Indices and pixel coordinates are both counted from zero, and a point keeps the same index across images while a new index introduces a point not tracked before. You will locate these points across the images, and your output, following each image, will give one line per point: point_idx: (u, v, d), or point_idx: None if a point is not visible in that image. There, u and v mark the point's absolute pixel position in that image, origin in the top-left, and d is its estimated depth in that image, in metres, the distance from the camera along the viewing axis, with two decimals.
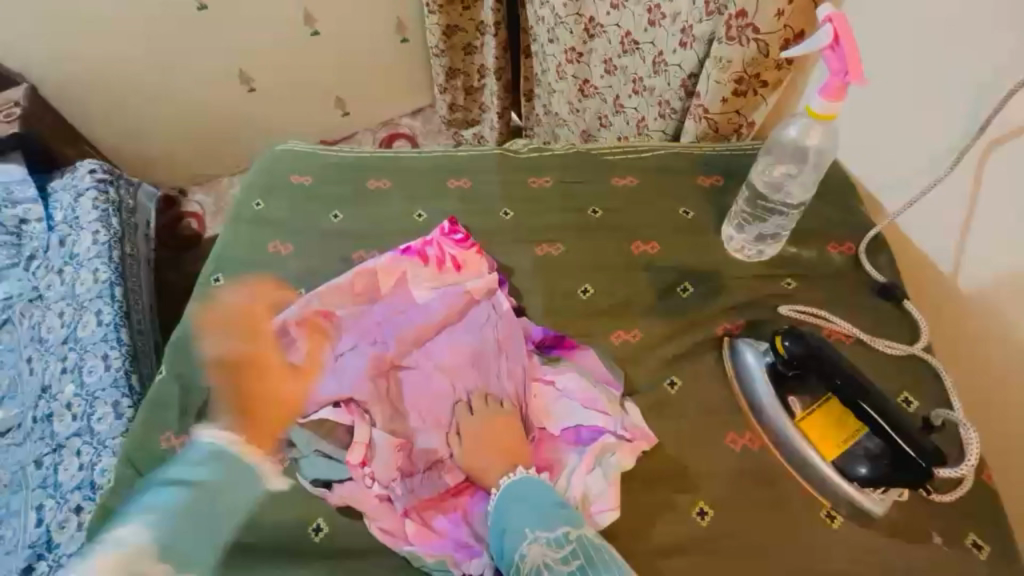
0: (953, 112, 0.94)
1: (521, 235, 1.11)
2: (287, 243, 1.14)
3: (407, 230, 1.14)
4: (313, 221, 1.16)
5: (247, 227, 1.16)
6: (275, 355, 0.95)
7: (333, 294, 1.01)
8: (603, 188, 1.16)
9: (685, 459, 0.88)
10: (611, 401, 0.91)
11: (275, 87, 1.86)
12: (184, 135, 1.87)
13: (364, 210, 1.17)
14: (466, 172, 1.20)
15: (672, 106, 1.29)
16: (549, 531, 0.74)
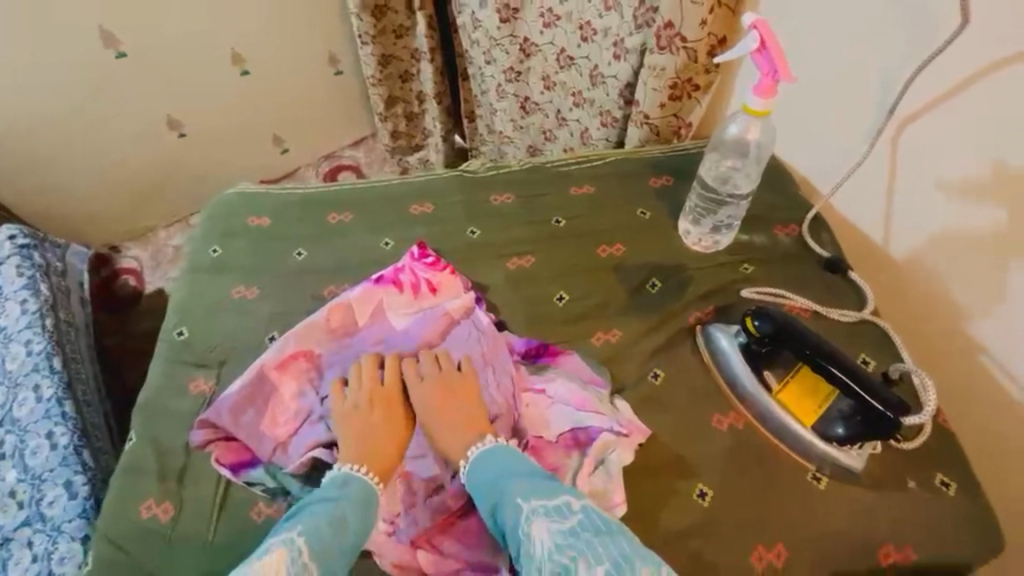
0: (869, 97, 1.05)
1: (491, 251, 1.13)
2: (253, 287, 1.10)
3: (375, 260, 1.13)
4: (276, 262, 1.13)
5: (206, 276, 1.12)
6: (260, 405, 0.92)
7: (306, 333, 0.97)
8: (562, 199, 1.20)
9: (679, 446, 0.92)
10: (601, 400, 0.93)
11: (209, 130, 1.81)
12: (114, 189, 1.77)
13: (329, 244, 1.15)
14: (426, 196, 1.21)
15: (614, 115, 1.35)
16: (549, 501, 0.76)
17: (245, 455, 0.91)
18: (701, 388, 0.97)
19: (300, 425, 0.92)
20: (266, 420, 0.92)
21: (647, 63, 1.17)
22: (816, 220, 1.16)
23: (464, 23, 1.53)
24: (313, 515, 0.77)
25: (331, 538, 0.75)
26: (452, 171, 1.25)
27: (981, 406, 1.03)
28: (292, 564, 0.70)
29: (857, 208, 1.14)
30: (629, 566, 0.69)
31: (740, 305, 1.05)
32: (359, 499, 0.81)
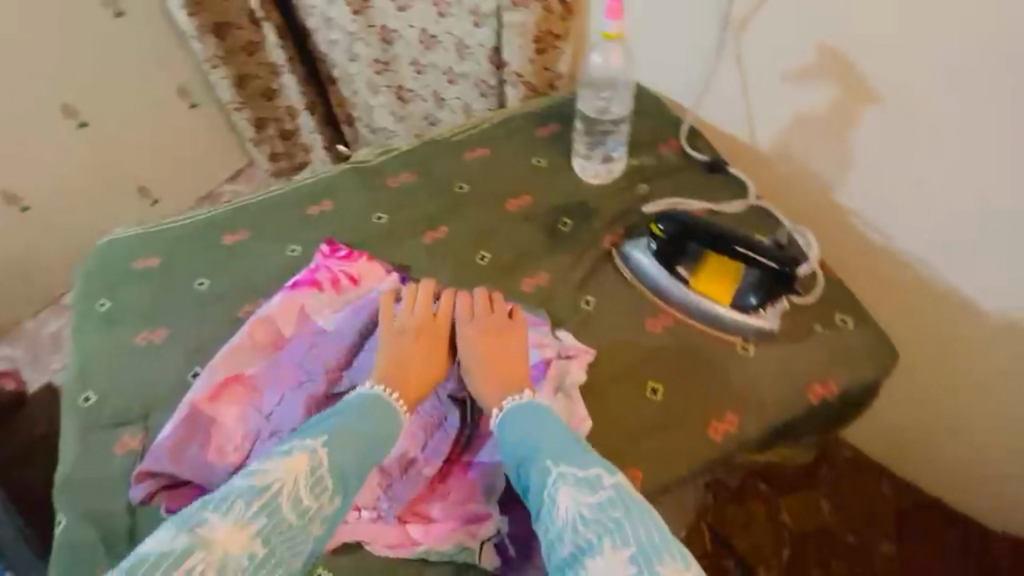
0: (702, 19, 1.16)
1: (404, 232, 1.11)
2: (158, 329, 1.01)
3: (285, 271, 1.07)
4: (177, 299, 1.04)
5: (99, 334, 1.02)
6: (200, 441, 0.87)
7: (210, 363, 0.92)
8: (459, 166, 1.20)
9: (624, 358, 0.99)
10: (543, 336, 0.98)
11: (57, 199, 1.57)
12: None
13: (232, 267, 1.07)
14: (323, 196, 1.16)
15: (490, 83, 1.37)
16: (583, 473, 0.79)
17: (176, 503, 0.85)
18: (624, 304, 1.04)
19: (229, 452, 0.87)
20: (191, 459, 0.86)
21: (506, 22, 1.21)
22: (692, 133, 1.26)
23: (316, 25, 1.51)
24: (335, 426, 0.82)
25: (349, 451, 0.80)
26: (343, 166, 1.20)
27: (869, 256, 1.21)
28: (310, 475, 0.77)
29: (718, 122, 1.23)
30: (648, 549, 0.74)
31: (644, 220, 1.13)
32: (381, 417, 0.85)
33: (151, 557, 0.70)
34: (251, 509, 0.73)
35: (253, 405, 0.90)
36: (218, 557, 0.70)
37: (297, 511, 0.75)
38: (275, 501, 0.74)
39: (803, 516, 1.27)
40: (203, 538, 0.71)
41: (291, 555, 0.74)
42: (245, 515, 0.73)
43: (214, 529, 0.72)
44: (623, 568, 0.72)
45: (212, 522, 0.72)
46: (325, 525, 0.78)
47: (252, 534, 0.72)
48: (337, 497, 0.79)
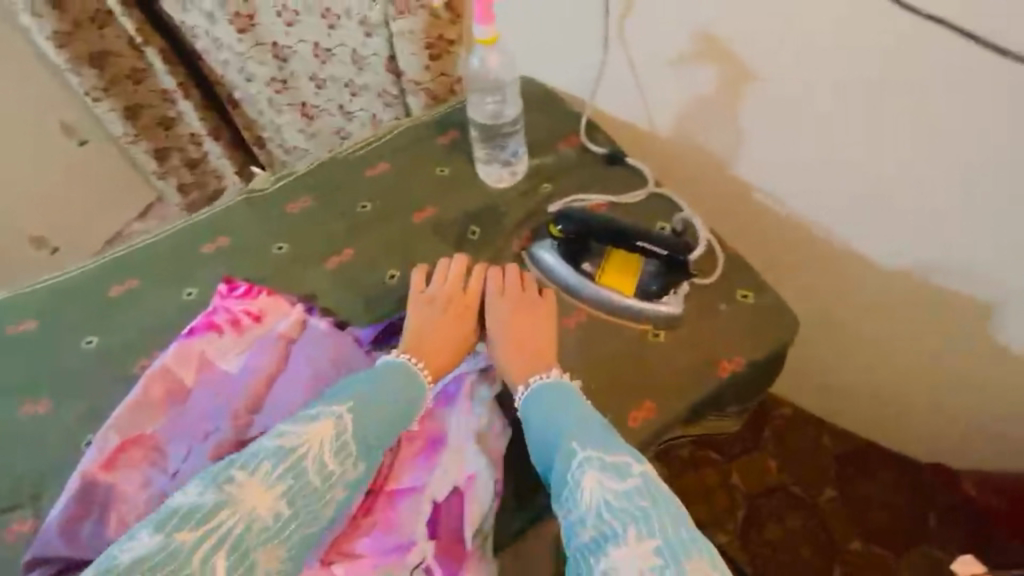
0: (907, 129, 0.95)
1: (472, 216, 1.04)
2: (214, 264, 1.00)
3: (343, 232, 1.02)
4: (247, 250, 1.02)
5: (160, 256, 1.02)
6: (209, 400, 0.84)
7: (213, 332, 0.88)
8: (546, 160, 1.11)
9: (679, 408, 0.86)
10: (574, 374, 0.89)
11: (164, 128, 1.89)
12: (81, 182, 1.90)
13: (304, 229, 1.04)
14: (395, 162, 1.13)
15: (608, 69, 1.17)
16: (610, 458, 0.75)
17: (157, 469, 0.78)
18: (705, 340, 0.90)
19: (221, 428, 0.81)
20: (186, 424, 0.81)
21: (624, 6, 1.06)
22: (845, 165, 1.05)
23: None
24: (356, 394, 0.79)
25: (378, 420, 0.78)
26: (435, 143, 1.15)
27: (896, 353, 1.25)
28: (334, 439, 0.75)
29: (835, 207, 1.10)
30: (671, 543, 0.68)
31: (754, 273, 0.96)
32: (410, 390, 0.82)
33: (184, 510, 0.68)
34: (277, 470, 0.71)
35: (268, 386, 0.85)
36: (245, 509, 0.69)
37: (321, 471, 0.73)
38: (303, 462, 0.72)
39: (751, 478, 1.47)
40: (230, 496, 0.69)
41: (317, 507, 0.72)
42: (270, 474, 0.71)
43: (239, 485, 0.70)
44: (642, 559, 0.67)
45: (239, 479, 0.70)
46: (351, 489, 0.75)
47: (279, 493, 0.70)
48: (362, 463, 0.76)
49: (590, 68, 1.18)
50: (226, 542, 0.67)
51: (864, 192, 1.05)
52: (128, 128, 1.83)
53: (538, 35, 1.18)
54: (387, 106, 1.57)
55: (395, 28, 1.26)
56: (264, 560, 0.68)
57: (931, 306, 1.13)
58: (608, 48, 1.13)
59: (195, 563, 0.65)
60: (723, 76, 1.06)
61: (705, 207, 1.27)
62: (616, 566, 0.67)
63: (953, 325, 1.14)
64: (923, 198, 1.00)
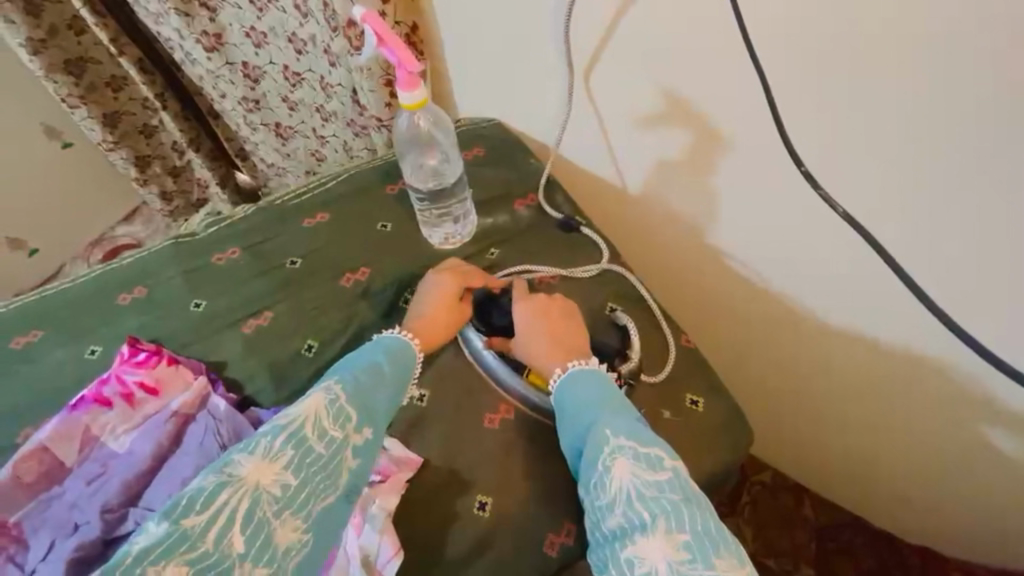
0: (906, 229, 0.80)
1: (406, 283, 0.95)
2: (123, 320, 0.93)
3: (264, 294, 0.94)
4: (164, 305, 0.94)
5: (68, 309, 0.94)
6: (86, 483, 0.76)
7: (99, 406, 0.80)
8: (496, 222, 1.01)
9: None
10: (494, 485, 0.77)
11: (141, 142, 1.77)
12: (57, 195, 1.79)
13: (228, 285, 0.96)
14: (329, 213, 1.04)
15: (572, 124, 1.07)
16: (643, 448, 0.68)
17: (15, 565, 0.71)
18: None
19: (90, 519, 0.73)
20: (58, 510, 0.74)
21: (590, 60, 0.96)
22: (831, 254, 0.92)
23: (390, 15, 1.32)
24: (345, 368, 0.75)
25: (373, 389, 0.73)
26: (382, 194, 1.06)
27: (858, 434, 1.13)
28: (331, 405, 0.69)
29: (818, 289, 0.98)
30: (705, 538, 0.61)
31: (709, 371, 0.85)
32: (400, 360, 0.79)
33: (183, 495, 0.59)
34: (278, 440, 0.65)
35: (153, 471, 0.77)
36: (251, 486, 0.62)
37: (324, 439, 0.67)
38: (304, 432, 0.66)
39: None
40: (231, 477, 0.62)
41: (332, 474, 0.67)
42: (273, 447, 0.65)
43: (241, 465, 0.63)
44: (671, 549, 0.60)
45: (240, 459, 0.63)
46: (359, 456, 0.70)
47: (285, 464, 0.64)
48: (366, 427, 0.71)
49: (556, 119, 1.09)
50: (237, 521, 0.60)
51: (855, 281, 0.92)
52: (107, 135, 1.70)
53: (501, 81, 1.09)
54: (356, 135, 1.49)
55: (353, 64, 1.17)
56: (282, 539, 0.62)
57: (885, 390, 1.02)
58: (574, 100, 1.03)
59: (207, 547, 0.57)
60: (697, 141, 0.95)
61: (674, 273, 1.17)
62: (639, 555, 0.61)
63: (911, 412, 1.01)
64: (917, 300, 0.87)
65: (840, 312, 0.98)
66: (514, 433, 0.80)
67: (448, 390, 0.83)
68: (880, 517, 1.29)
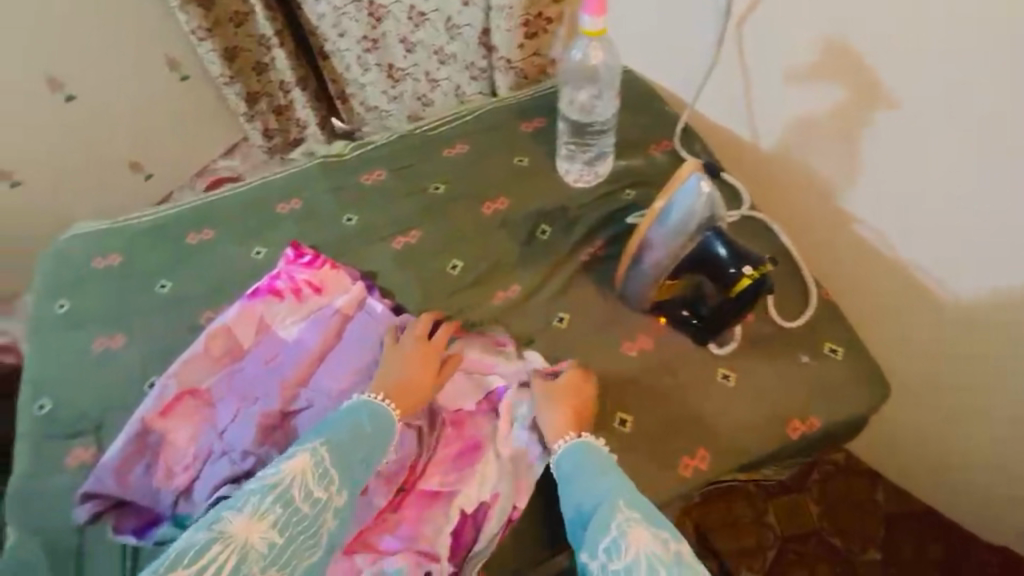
0: None
1: (543, 215, 0.98)
2: (281, 227, 1.02)
3: (411, 212, 1.01)
4: (320, 216, 1.02)
5: (230, 214, 1.04)
6: (260, 365, 0.85)
7: (273, 297, 0.89)
8: (633, 164, 1.03)
9: (741, 458, 0.77)
10: (629, 407, 0.80)
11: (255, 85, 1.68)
12: (161, 138, 1.63)
13: (378, 203, 1.03)
14: (464, 142, 1.09)
15: (706, 73, 1.07)
16: (658, 527, 0.65)
17: (208, 425, 0.80)
18: (779, 395, 0.79)
19: (268, 394, 0.82)
20: (240, 382, 0.83)
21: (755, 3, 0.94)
22: (990, 220, 0.89)
23: None
24: (331, 428, 0.72)
25: (353, 450, 0.71)
26: (518, 131, 1.09)
27: (984, 429, 1.08)
28: (315, 466, 0.68)
29: (959, 258, 0.96)
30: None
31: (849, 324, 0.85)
32: (382, 421, 0.74)
33: (176, 549, 0.61)
34: (265, 499, 0.64)
35: (320, 359, 0.85)
36: (238, 546, 0.62)
37: (309, 500, 0.66)
38: (290, 493, 0.65)
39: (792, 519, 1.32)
40: (221, 532, 0.62)
41: (312, 538, 0.66)
42: (260, 506, 0.64)
43: (230, 521, 0.63)
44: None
45: (229, 516, 0.63)
46: (337, 518, 0.68)
47: (271, 523, 0.63)
48: (344, 489, 0.69)
49: (697, 69, 1.08)
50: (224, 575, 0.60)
51: (1006, 253, 0.90)
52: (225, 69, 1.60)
53: (644, 28, 1.09)
54: (473, 79, 1.49)
55: (493, 2, 1.19)
56: None
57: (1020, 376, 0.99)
58: (723, 49, 1.02)
59: None
60: (849, 95, 0.93)
61: (806, 236, 1.12)
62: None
63: None
64: None
65: (982, 286, 0.95)
66: (650, 362, 0.83)
67: (585, 316, 0.87)
68: (966, 513, 1.25)
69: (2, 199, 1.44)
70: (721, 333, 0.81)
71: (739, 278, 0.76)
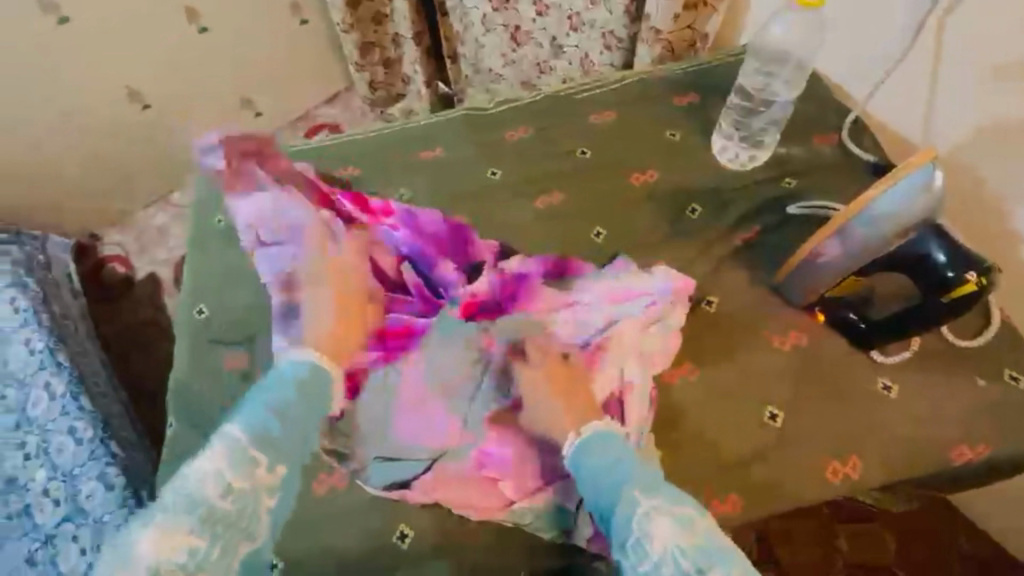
0: None
1: (693, 195, 0.95)
2: (425, 173, 1.03)
3: (555, 174, 1.00)
4: (462, 167, 1.02)
5: (380, 153, 1.06)
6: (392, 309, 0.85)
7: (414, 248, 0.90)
8: (795, 154, 0.97)
9: (892, 473, 0.74)
10: (778, 403, 0.77)
11: (367, 34, 1.57)
12: (272, 79, 1.62)
13: (521, 162, 1.02)
14: (613, 108, 1.06)
15: (890, 69, 0.98)
16: (671, 504, 0.63)
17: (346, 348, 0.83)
18: (942, 413, 0.75)
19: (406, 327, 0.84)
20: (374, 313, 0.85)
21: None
22: None
23: None
24: (249, 417, 0.68)
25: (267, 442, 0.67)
26: (670, 104, 1.05)
27: None
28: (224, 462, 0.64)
29: None
30: None
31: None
32: (306, 392, 0.72)
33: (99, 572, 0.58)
34: (179, 510, 0.61)
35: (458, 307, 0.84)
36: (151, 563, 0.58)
37: (226, 496, 0.63)
38: (205, 492, 0.62)
39: None
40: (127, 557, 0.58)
41: (251, 523, 0.65)
42: (179, 522, 0.61)
43: (137, 541, 0.59)
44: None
45: (138, 536, 0.59)
46: (275, 499, 0.67)
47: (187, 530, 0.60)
48: (277, 470, 0.67)
49: (882, 60, 0.99)
50: None
51: None
52: (347, 16, 1.50)
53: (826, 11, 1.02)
54: (607, 49, 1.36)
55: None
56: None
57: None
58: (919, 44, 0.93)
59: None
60: None
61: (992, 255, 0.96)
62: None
63: None
64: None
65: None
66: (811, 358, 0.79)
67: (738, 301, 0.84)
68: None
69: (134, 120, 1.47)
70: (888, 339, 0.77)
71: (962, 282, 0.69)
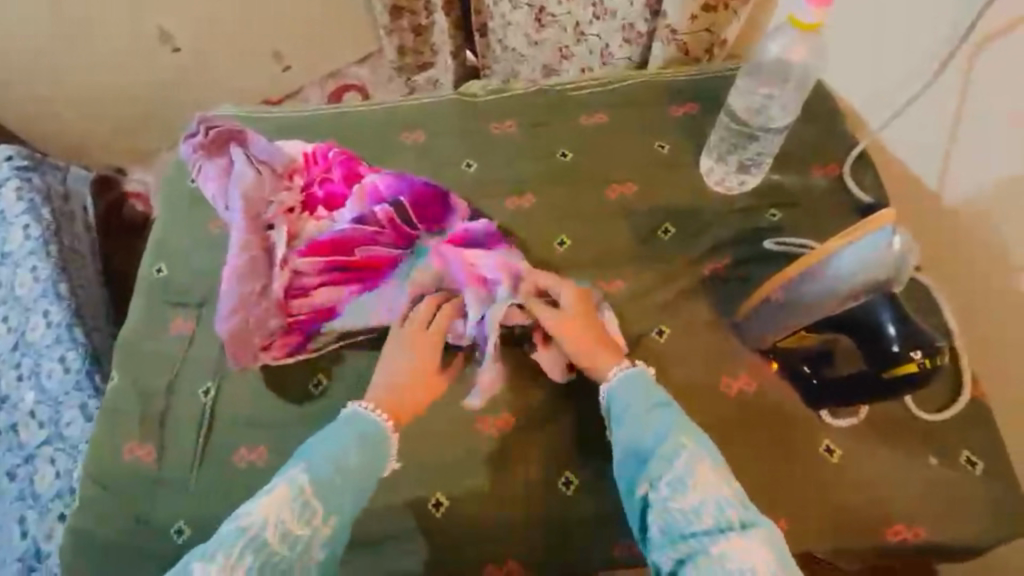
0: None
1: (671, 215, 0.90)
2: (401, 157, 1.00)
3: (534, 174, 0.95)
4: (441, 156, 0.99)
5: (363, 130, 1.02)
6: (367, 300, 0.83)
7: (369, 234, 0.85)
8: (791, 183, 0.91)
9: (821, 540, 0.70)
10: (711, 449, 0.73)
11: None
12: (299, 34, 1.58)
13: (502, 157, 0.98)
14: (609, 111, 1.00)
15: (908, 103, 0.90)
16: (713, 460, 0.64)
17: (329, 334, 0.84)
18: (882, 484, 0.71)
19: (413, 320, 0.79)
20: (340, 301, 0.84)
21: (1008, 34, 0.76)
22: None
23: None
24: (321, 459, 0.65)
25: (340, 489, 0.64)
26: (667, 114, 0.99)
27: None
28: (295, 502, 0.62)
29: None
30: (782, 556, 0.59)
31: (994, 430, 0.74)
32: (368, 441, 0.68)
33: None
34: (241, 547, 0.58)
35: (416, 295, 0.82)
36: None
37: (289, 540, 0.61)
38: (266, 536, 0.60)
39: None
40: None
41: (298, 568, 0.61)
42: (236, 559, 0.58)
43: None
44: (754, 551, 0.57)
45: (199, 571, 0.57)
46: (325, 546, 0.64)
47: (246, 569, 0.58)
48: (335, 518, 0.64)
49: (900, 92, 0.91)
50: None
51: None
52: None
53: (836, 34, 0.95)
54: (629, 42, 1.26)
55: None
56: None
57: None
58: (941, 80, 0.85)
59: None
60: None
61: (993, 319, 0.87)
62: (733, 552, 0.57)
63: None
64: None
65: None
66: (754, 407, 0.75)
67: (691, 334, 0.80)
68: None
69: (160, 62, 1.47)
70: (836, 403, 0.74)
71: (906, 360, 0.66)
